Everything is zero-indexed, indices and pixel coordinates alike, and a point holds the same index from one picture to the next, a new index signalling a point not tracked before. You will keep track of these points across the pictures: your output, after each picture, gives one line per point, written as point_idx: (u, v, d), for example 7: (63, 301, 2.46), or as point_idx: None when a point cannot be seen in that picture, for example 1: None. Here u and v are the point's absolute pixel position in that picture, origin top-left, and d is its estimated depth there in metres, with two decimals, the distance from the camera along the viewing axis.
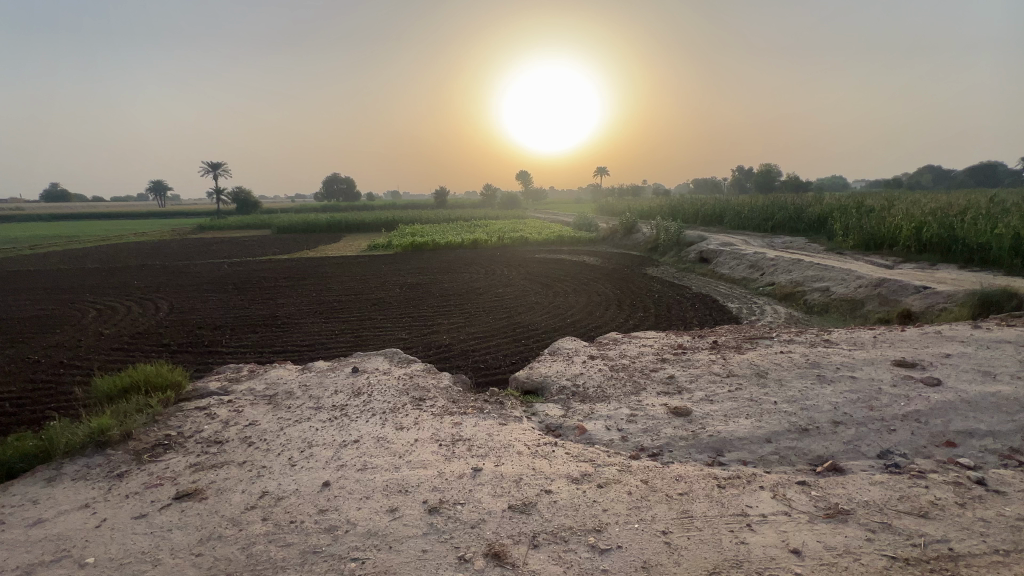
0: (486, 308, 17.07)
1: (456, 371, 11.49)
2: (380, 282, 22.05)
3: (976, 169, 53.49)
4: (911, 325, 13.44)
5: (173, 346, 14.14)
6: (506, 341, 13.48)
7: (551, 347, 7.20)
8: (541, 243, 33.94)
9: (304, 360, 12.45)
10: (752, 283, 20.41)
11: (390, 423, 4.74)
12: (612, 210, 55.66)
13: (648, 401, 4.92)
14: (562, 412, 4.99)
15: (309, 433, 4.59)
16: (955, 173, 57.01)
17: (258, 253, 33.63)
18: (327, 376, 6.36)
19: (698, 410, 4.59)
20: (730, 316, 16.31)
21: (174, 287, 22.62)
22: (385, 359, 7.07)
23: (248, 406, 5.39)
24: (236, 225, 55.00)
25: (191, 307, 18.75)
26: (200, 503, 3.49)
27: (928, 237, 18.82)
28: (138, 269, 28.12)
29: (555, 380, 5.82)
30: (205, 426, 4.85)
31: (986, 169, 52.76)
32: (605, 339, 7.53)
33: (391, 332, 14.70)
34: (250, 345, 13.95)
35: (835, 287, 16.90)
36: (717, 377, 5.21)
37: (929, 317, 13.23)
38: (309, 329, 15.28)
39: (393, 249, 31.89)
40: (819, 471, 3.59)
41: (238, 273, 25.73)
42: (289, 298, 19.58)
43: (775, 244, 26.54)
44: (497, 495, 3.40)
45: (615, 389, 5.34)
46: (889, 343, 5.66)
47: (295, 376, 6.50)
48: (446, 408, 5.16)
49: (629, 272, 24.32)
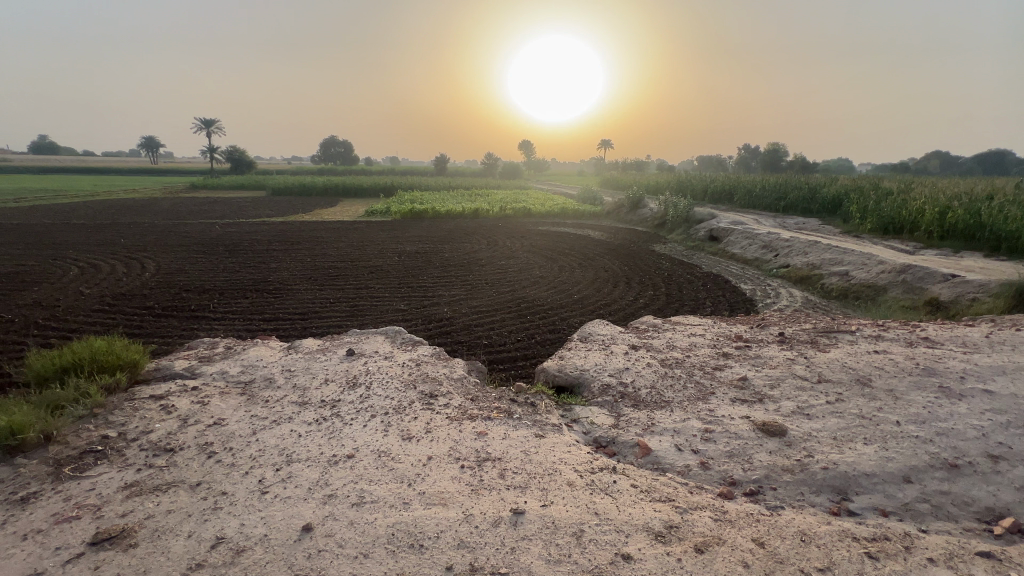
0: (489, 280, 15.92)
1: (457, 347, 10.46)
2: (378, 249, 20.84)
3: (983, 156, 52.18)
4: (937, 314, 12.48)
5: (157, 309, 13.04)
6: (511, 317, 12.44)
7: (582, 333, 6.13)
8: (546, 215, 32.62)
9: (294, 330, 11.41)
10: (765, 265, 19.27)
11: (393, 432, 3.66)
12: (617, 185, 54.10)
13: (723, 412, 3.87)
14: (612, 422, 3.94)
15: (289, 442, 3.52)
16: (962, 159, 55.38)
17: (251, 214, 32.21)
18: (317, 359, 5.29)
19: (796, 428, 3.54)
20: (745, 298, 15.28)
21: (162, 247, 21.39)
22: (386, 339, 6.02)
23: (217, 399, 4.33)
24: (230, 185, 53.13)
25: (179, 268, 17.54)
26: (124, 557, 2.43)
27: (952, 223, 17.69)
28: (126, 226, 26.72)
29: (595, 376, 4.77)
30: (155, 425, 3.77)
31: (992, 158, 51.34)
32: (642, 325, 6.49)
33: (389, 302, 13.61)
34: (239, 311, 12.85)
35: (856, 271, 15.84)
36: (805, 383, 4.16)
37: (959, 307, 12.23)
38: (302, 296, 14.19)
39: (391, 215, 30.50)
40: (998, 534, 2.57)
41: (229, 235, 24.38)
42: (282, 263, 18.35)
43: (788, 224, 25.25)
44: (553, 562, 2.35)
45: (676, 392, 4.28)
46: (1009, 346, 4.58)
47: (278, 358, 5.42)
48: (464, 410, 4.11)
49: (637, 248, 23.19)
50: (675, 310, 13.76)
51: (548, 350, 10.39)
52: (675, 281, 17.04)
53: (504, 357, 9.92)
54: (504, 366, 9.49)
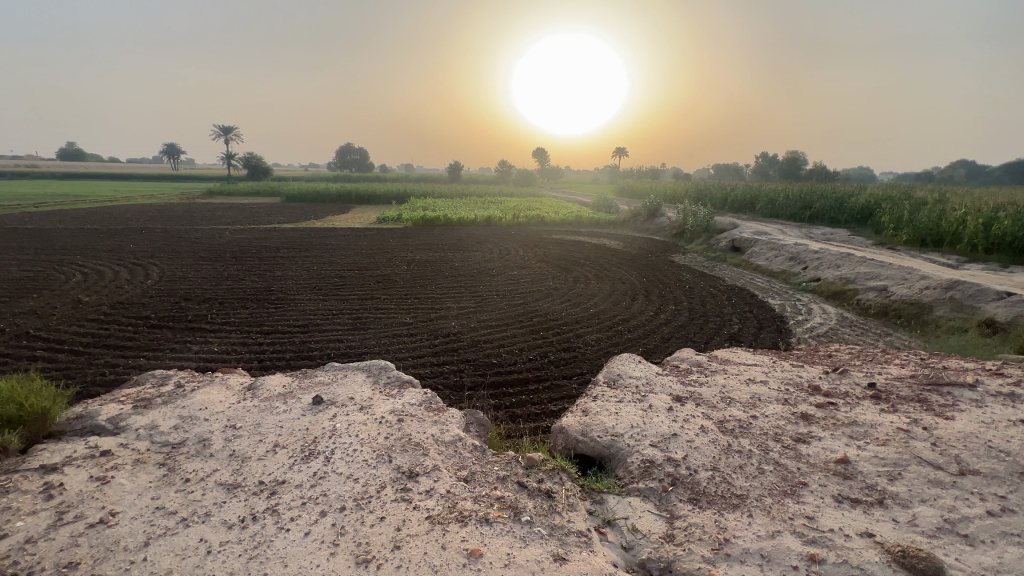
0: (500, 292, 14.79)
1: (461, 367, 9.28)
2: (387, 257, 19.92)
3: (1013, 165, 49.78)
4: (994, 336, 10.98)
5: (153, 319, 12.16)
6: (522, 332, 11.27)
7: (609, 375, 4.95)
8: (561, 223, 31.52)
9: (288, 346, 10.34)
10: (794, 278, 17.83)
11: (345, 549, 2.50)
12: (633, 193, 52.91)
13: (831, 523, 2.63)
14: (664, 532, 2.73)
15: (189, 567, 2.38)
16: (990, 167, 52.99)
17: (263, 220, 31.70)
18: (274, 409, 4.18)
19: (957, 565, 2.30)
20: (773, 315, 13.87)
21: (169, 253, 20.75)
22: (369, 380, 4.92)
23: (126, 475, 3.23)
24: (246, 190, 53.14)
25: (183, 275, 16.78)
26: None
27: (999, 235, 16.10)
28: (138, 231, 26.29)
29: (632, 446, 3.57)
30: (16, 527, 2.67)
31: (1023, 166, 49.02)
32: (684, 365, 5.29)
33: (393, 314, 12.53)
34: (238, 322, 11.88)
35: (895, 286, 14.33)
36: (942, 475, 2.90)
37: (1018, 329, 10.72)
38: (305, 307, 13.21)
39: (403, 222, 29.69)
40: None
41: (238, 241, 23.74)
42: (288, 271, 17.51)
43: (814, 235, 23.75)
44: None
45: (751, 481, 3.05)
46: None
47: (229, 406, 4.32)
48: (454, 501, 2.95)
49: (655, 258, 21.93)
50: (701, 327, 12.44)
51: (563, 371, 9.19)
52: (698, 295, 15.70)
53: (514, 379, 8.76)
54: (514, 391, 8.31)
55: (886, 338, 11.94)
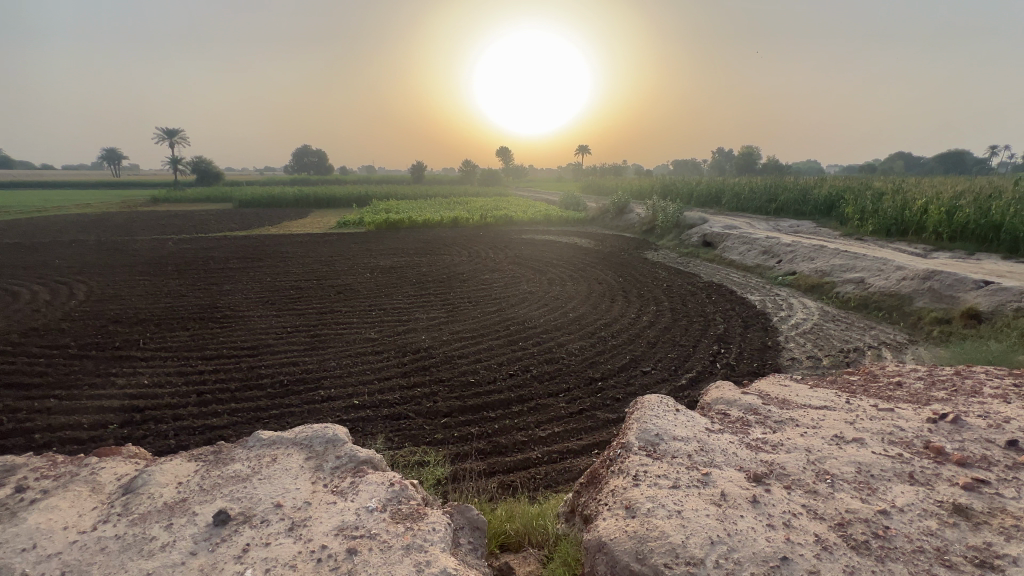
0: (472, 298, 13.36)
1: (433, 388, 7.78)
2: (348, 264, 18.13)
3: (943, 156, 52.30)
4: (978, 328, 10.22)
5: (73, 347, 10.07)
6: (500, 343, 9.87)
7: (642, 435, 3.65)
8: (531, 222, 30.38)
9: (230, 373, 8.52)
10: (769, 272, 17.13)
11: None
12: (598, 190, 52.49)
13: None
14: None
15: None
16: (926, 159, 55.44)
17: (211, 228, 29.04)
18: (149, 543, 2.64)
19: None
20: (756, 312, 12.99)
21: (98, 267, 18.24)
22: (308, 468, 3.42)
23: None
24: (194, 197, 49.44)
25: (115, 293, 14.52)
26: None
27: (962, 222, 15.83)
28: (68, 244, 23.38)
29: None
30: None
31: (956, 157, 51.39)
32: (735, 412, 4.02)
33: (356, 329, 10.90)
34: (176, 347, 9.95)
35: (871, 278, 13.58)
36: None
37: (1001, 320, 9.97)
38: (256, 325, 11.38)
39: (365, 226, 27.81)
40: None
41: (182, 252, 21.32)
42: (237, 284, 15.50)
43: (782, 227, 23.38)
44: None
45: None
46: None
47: (80, 537, 2.74)
48: None
49: (628, 255, 20.94)
50: (686, 329, 11.39)
51: (549, 388, 7.83)
52: (678, 294, 14.74)
53: (495, 402, 7.32)
54: (495, 417, 6.88)
55: (872, 332, 11.18)
